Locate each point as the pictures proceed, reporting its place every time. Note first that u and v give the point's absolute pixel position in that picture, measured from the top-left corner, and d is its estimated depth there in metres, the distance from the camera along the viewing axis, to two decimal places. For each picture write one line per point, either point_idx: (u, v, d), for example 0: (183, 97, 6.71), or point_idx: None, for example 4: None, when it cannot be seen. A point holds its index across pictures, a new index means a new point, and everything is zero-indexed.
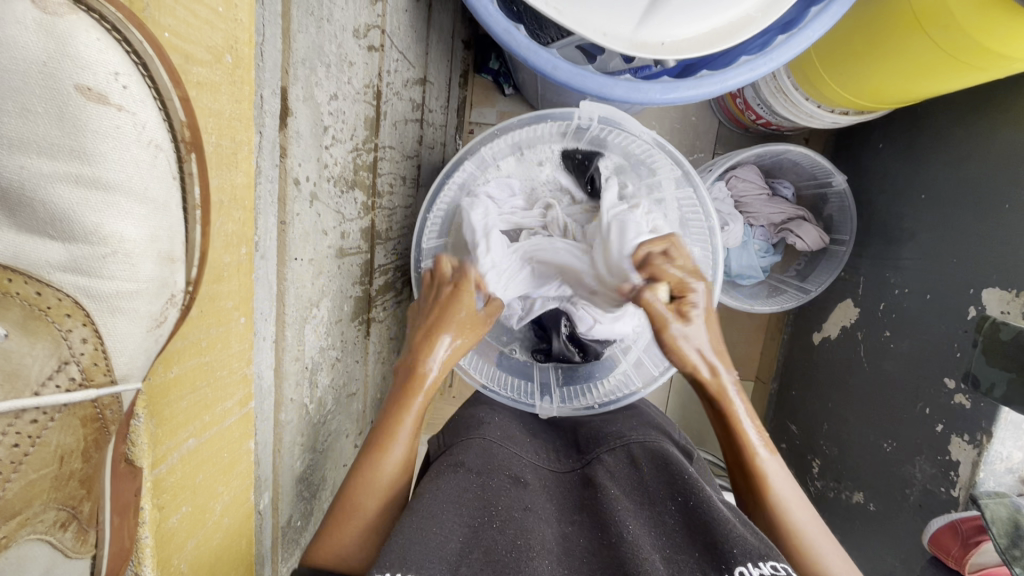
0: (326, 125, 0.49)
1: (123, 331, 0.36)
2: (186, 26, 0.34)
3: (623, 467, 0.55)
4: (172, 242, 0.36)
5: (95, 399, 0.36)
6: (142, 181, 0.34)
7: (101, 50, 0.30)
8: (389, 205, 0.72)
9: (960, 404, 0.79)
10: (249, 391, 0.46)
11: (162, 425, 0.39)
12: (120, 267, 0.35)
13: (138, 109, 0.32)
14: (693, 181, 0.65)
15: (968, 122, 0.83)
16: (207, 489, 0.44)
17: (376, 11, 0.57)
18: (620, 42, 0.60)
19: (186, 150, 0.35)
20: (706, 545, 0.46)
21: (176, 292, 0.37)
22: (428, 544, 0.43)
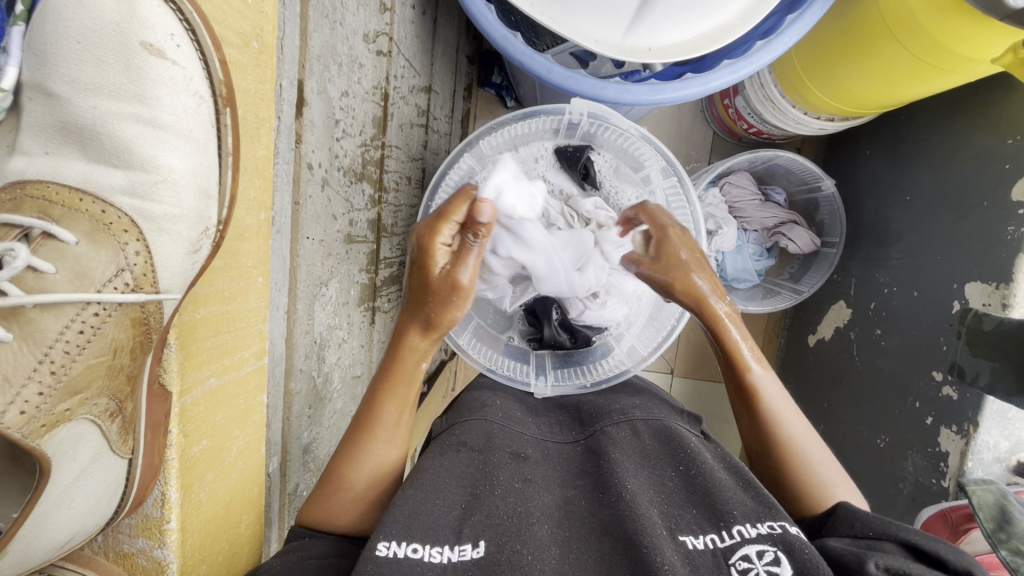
0: (337, 118, 0.53)
1: (167, 250, 0.41)
2: (222, 12, 0.40)
3: (625, 435, 0.57)
4: (210, 179, 0.41)
5: (143, 304, 0.40)
6: (188, 123, 0.39)
7: (158, 12, 0.37)
8: (395, 201, 0.77)
9: (948, 395, 0.81)
10: (264, 345, 0.49)
11: (189, 359, 0.44)
12: (168, 193, 0.40)
13: (187, 64, 0.38)
14: (678, 171, 0.69)
15: (946, 126, 0.87)
16: (225, 430, 0.48)
17: (385, 19, 0.63)
18: (610, 47, 0.65)
19: (223, 104, 0.40)
20: (707, 504, 0.48)
21: (209, 226, 0.42)
22: (426, 515, 0.46)
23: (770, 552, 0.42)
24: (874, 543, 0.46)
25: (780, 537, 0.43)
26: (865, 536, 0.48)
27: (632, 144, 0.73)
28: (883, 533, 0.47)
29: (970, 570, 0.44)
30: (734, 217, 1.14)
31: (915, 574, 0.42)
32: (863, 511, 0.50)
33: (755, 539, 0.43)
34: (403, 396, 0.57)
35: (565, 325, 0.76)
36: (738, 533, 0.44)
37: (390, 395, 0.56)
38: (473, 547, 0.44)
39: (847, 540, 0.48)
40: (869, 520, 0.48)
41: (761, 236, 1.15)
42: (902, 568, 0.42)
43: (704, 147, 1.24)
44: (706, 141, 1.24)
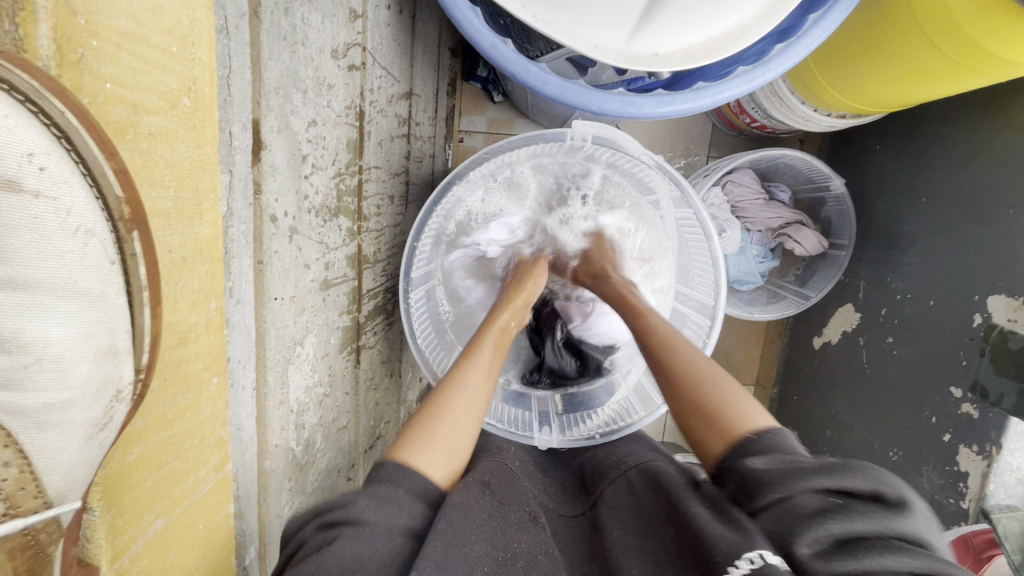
0: (304, 154, 0.46)
1: (55, 446, 0.30)
2: (132, 74, 0.31)
3: (622, 495, 0.52)
4: (114, 334, 0.32)
5: (27, 528, 0.30)
6: (72, 274, 0.29)
7: (9, 127, 0.26)
8: (377, 225, 0.69)
9: (967, 413, 0.78)
10: (224, 454, 0.43)
11: (122, 514, 0.36)
12: (47, 375, 0.29)
13: (60, 192, 0.28)
14: (692, 203, 0.61)
15: (967, 126, 0.82)
16: (180, 566, 0.41)
17: (356, 27, 0.55)
18: (612, 55, 0.58)
19: (127, 228, 0.31)
20: (718, 565, 0.41)
21: (122, 386, 0.33)
22: (457, 572, 0.39)
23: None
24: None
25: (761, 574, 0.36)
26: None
27: (643, 172, 0.64)
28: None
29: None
30: (738, 219, 1.08)
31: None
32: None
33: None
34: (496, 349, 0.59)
35: (567, 348, 0.75)
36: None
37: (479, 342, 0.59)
38: None
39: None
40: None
41: (766, 237, 1.09)
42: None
43: (704, 141, 1.18)
44: (706, 135, 1.17)
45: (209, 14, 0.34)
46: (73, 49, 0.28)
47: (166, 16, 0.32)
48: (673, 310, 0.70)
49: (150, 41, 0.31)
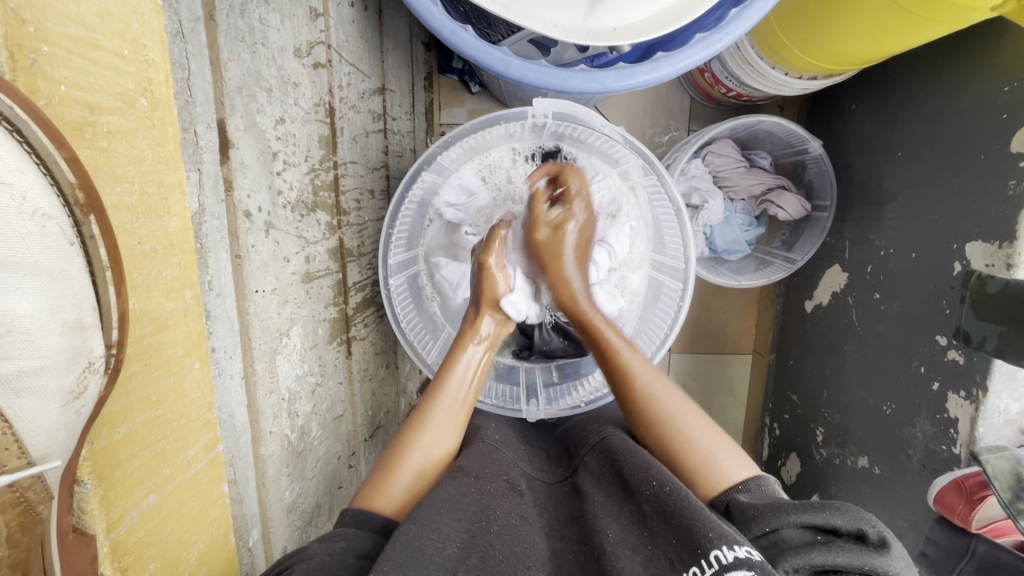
0: (274, 151, 0.47)
1: (36, 411, 0.30)
2: (86, 76, 0.32)
3: (598, 464, 0.56)
4: (81, 309, 0.31)
5: (14, 484, 0.29)
6: (31, 253, 0.29)
7: None
8: (359, 220, 0.71)
9: (953, 360, 0.79)
10: (214, 435, 0.45)
11: (114, 487, 0.37)
12: (18, 346, 0.29)
13: (16, 179, 0.28)
14: (658, 169, 0.65)
15: (935, 76, 0.82)
16: (178, 540, 0.43)
17: (319, 26, 0.56)
18: (571, 32, 0.59)
19: (84, 213, 0.31)
20: (680, 530, 0.44)
21: (93, 358, 0.32)
22: (425, 549, 0.43)
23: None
24: (773, 536, 0.45)
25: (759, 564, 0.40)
26: (764, 533, 0.46)
27: (611, 148, 0.67)
28: (777, 523, 0.46)
29: (856, 528, 0.45)
30: (720, 189, 1.09)
31: (817, 566, 0.43)
32: (752, 501, 0.49)
33: (733, 565, 0.40)
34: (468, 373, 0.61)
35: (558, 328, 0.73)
36: (715, 560, 0.40)
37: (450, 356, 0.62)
38: None
39: (751, 540, 0.46)
40: (761, 515, 0.47)
41: (749, 205, 1.10)
42: (806, 565, 0.43)
43: (683, 115, 1.18)
44: (685, 109, 1.18)
45: (158, 17, 0.35)
46: (24, 54, 0.29)
47: (114, 20, 0.33)
48: (652, 278, 0.71)
49: (102, 45, 0.32)
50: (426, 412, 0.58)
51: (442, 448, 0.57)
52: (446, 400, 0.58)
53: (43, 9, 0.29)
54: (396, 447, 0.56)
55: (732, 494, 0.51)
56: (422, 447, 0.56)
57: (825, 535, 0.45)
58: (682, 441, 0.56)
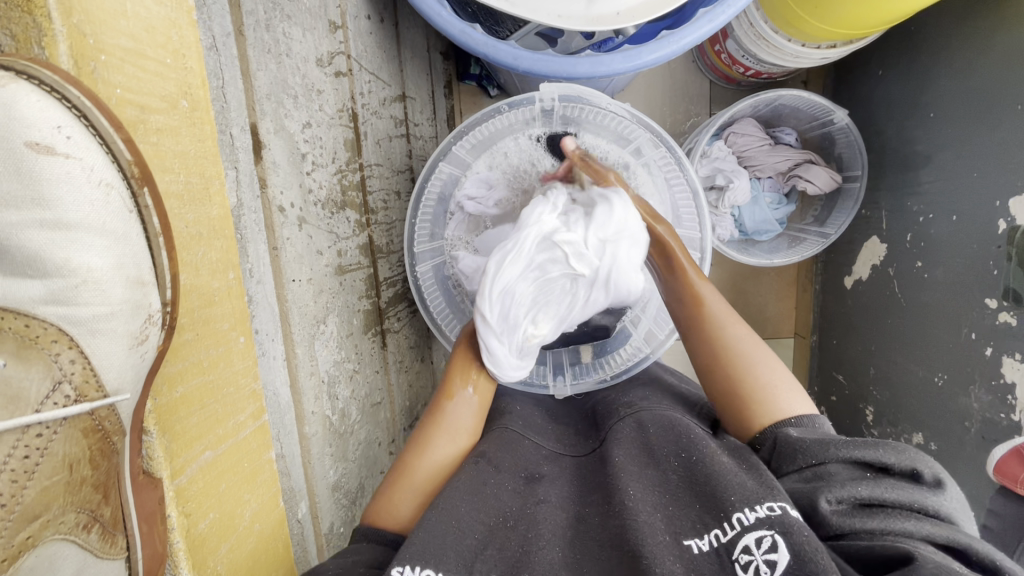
0: (303, 152, 0.52)
1: (105, 349, 0.37)
2: (137, 80, 0.37)
3: (630, 426, 0.57)
4: (140, 267, 0.38)
5: (91, 411, 0.37)
6: (99, 217, 0.36)
7: (42, 108, 0.33)
8: (387, 219, 0.75)
9: (1005, 322, 0.76)
10: (260, 404, 0.49)
11: (177, 440, 0.42)
12: (92, 294, 0.36)
13: (84, 154, 0.35)
14: (668, 142, 0.67)
15: (963, 32, 0.80)
16: (233, 497, 0.47)
17: (338, 38, 0.60)
18: (575, 20, 0.61)
19: (139, 185, 0.36)
20: (707, 494, 0.47)
21: (152, 312, 0.38)
22: (444, 537, 0.46)
23: (768, 537, 0.41)
24: (819, 469, 0.47)
25: (780, 520, 0.42)
26: (809, 465, 0.47)
27: (620, 125, 0.69)
28: (825, 457, 0.47)
29: (910, 467, 0.45)
30: (745, 167, 1.08)
31: (862, 499, 0.44)
32: (801, 434, 0.50)
33: (754, 526, 0.42)
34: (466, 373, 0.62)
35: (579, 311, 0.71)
36: (738, 522, 0.43)
37: (454, 376, 0.62)
38: None
39: (795, 475, 0.48)
40: (808, 448, 0.48)
41: (777, 182, 1.08)
42: (850, 497, 0.44)
43: (702, 99, 1.18)
44: (703, 92, 1.17)
45: (195, 30, 0.40)
46: (87, 62, 0.34)
47: (157, 33, 0.37)
48: None
49: (149, 55, 0.37)
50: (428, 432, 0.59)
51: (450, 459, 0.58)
52: (449, 422, 0.59)
53: (99, 24, 0.34)
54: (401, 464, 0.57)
55: (781, 429, 0.51)
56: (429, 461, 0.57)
57: (874, 472, 0.45)
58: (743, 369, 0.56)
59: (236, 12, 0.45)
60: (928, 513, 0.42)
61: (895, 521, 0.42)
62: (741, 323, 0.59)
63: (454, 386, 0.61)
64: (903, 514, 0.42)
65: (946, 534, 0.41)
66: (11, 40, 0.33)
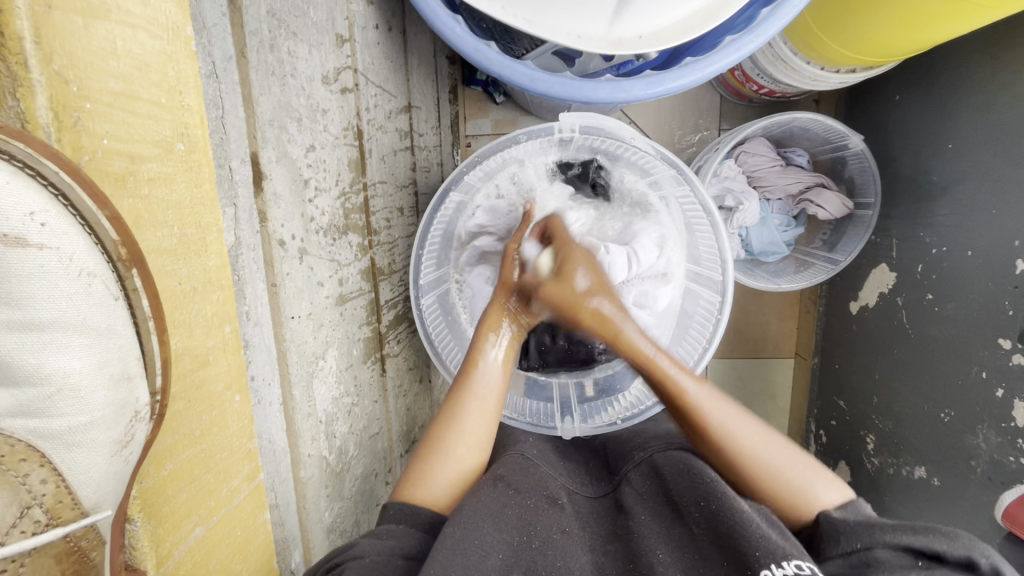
0: (305, 178, 0.48)
1: (85, 462, 0.33)
2: (126, 128, 0.33)
3: (644, 476, 0.56)
4: (124, 361, 0.34)
5: (66, 534, 0.34)
6: (79, 312, 0.31)
7: (12, 192, 0.28)
8: (389, 238, 0.72)
9: (1018, 365, 0.74)
10: (255, 464, 0.46)
11: (163, 524, 0.39)
12: (67, 403, 0.32)
13: (61, 243, 0.30)
14: (689, 178, 0.64)
15: (986, 65, 0.78)
16: (225, 570, 0.44)
17: (345, 52, 0.56)
18: (596, 42, 0.58)
19: (127, 267, 0.32)
20: (732, 553, 0.45)
21: (139, 408, 0.35)
22: (471, 559, 0.44)
23: None
24: (864, 555, 0.44)
25: None
26: (855, 550, 0.45)
27: (642, 158, 0.66)
28: (870, 542, 0.44)
29: (964, 557, 0.42)
30: (755, 189, 1.05)
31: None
32: (843, 519, 0.48)
33: None
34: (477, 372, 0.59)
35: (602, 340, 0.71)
36: None
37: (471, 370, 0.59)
38: None
39: (839, 559, 0.45)
40: (852, 533, 0.46)
41: (787, 204, 1.06)
42: None
43: (713, 115, 1.15)
44: (715, 108, 1.15)
45: (193, 62, 0.36)
46: (68, 113, 0.30)
47: (151, 71, 0.34)
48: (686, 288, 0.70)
49: (141, 95, 0.33)
50: (457, 404, 0.57)
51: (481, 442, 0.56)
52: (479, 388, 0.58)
53: (83, 67, 0.30)
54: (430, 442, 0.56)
55: (826, 512, 0.50)
56: (460, 440, 0.55)
57: (925, 561, 0.42)
58: (740, 454, 0.54)
59: (238, 31, 0.41)
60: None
61: None
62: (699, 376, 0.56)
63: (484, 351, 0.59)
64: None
65: None
66: None
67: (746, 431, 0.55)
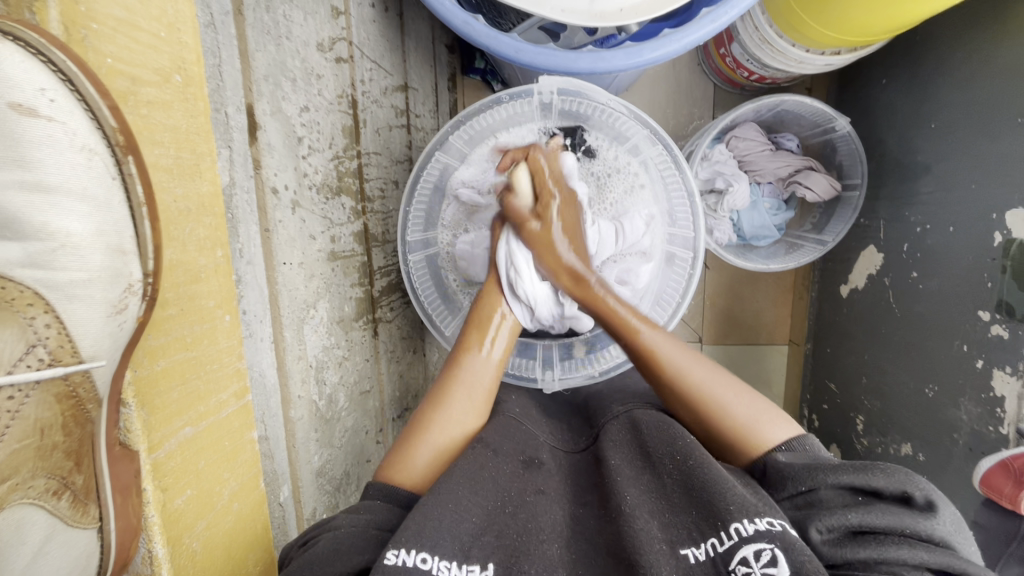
0: (299, 136, 0.51)
1: (83, 316, 0.38)
2: (129, 51, 0.37)
3: (619, 429, 0.59)
4: (121, 236, 0.38)
5: (65, 376, 0.38)
6: (80, 182, 0.37)
7: (27, 70, 0.33)
8: (383, 208, 0.75)
9: (997, 335, 0.76)
10: (244, 383, 0.49)
11: (156, 414, 0.42)
12: (71, 258, 0.37)
13: (67, 118, 0.35)
14: (665, 141, 0.67)
15: (965, 45, 0.80)
16: (211, 475, 0.47)
17: (340, 23, 0.59)
18: (578, 15, 0.60)
19: (123, 153, 0.37)
20: (705, 502, 0.46)
21: (132, 282, 0.39)
22: (445, 521, 0.46)
23: (768, 550, 0.40)
24: (810, 495, 0.47)
25: (780, 535, 0.41)
26: (800, 491, 0.48)
27: (620, 123, 0.69)
28: (814, 483, 0.47)
29: (900, 491, 0.45)
30: (745, 172, 1.07)
31: (853, 526, 0.44)
32: (790, 460, 0.50)
33: (754, 538, 0.41)
34: (464, 390, 0.60)
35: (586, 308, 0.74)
36: (737, 532, 0.42)
37: (450, 386, 0.60)
38: (482, 569, 0.44)
39: (788, 501, 0.48)
40: (798, 475, 0.48)
41: (776, 187, 1.08)
42: (843, 525, 0.44)
43: (705, 102, 1.17)
44: (707, 95, 1.17)
45: (191, 5, 0.40)
46: (78, 29, 0.35)
47: (152, 6, 0.38)
48: (666, 252, 0.73)
49: (142, 27, 0.38)
50: (441, 399, 0.60)
51: (465, 426, 0.59)
52: (467, 378, 0.61)
53: None
54: (419, 420, 0.58)
55: (771, 454, 0.52)
56: (444, 421, 0.58)
57: (865, 497, 0.45)
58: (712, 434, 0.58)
59: None
60: (920, 540, 0.42)
61: (889, 550, 0.42)
62: (704, 360, 0.60)
63: (472, 343, 0.63)
64: (895, 542, 0.42)
65: (940, 560, 0.41)
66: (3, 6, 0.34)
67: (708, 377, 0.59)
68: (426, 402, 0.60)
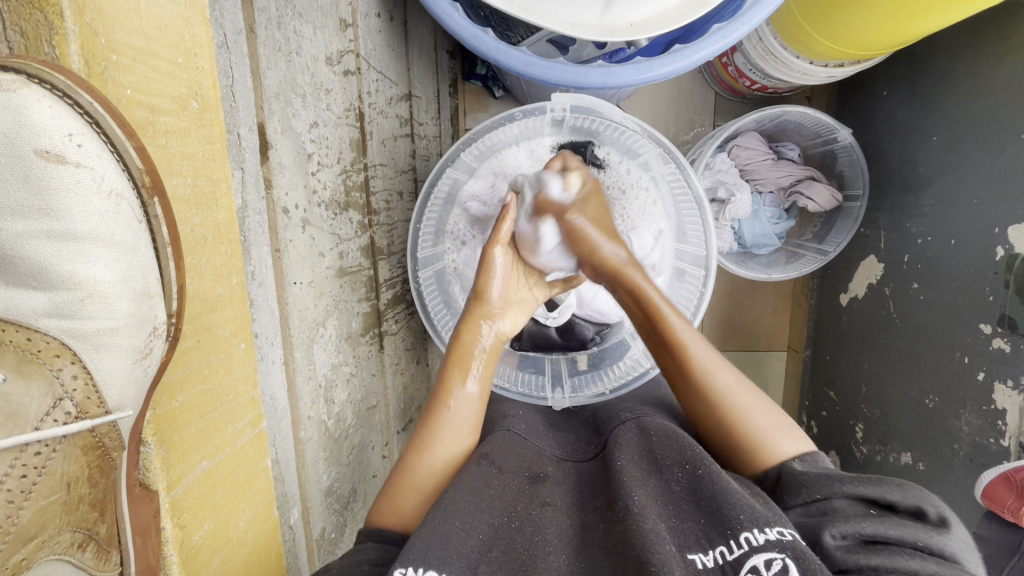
0: (309, 153, 0.51)
1: (110, 365, 0.38)
2: (148, 81, 0.36)
3: (630, 434, 0.59)
4: (147, 279, 0.38)
5: (92, 429, 0.38)
6: (108, 227, 0.36)
7: (55, 115, 0.32)
8: (389, 220, 0.74)
9: (998, 348, 0.77)
10: (258, 411, 0.49)
11: (173, 450, 0.42)
12: (98, 308, 0.37)
13: (94, 163, 0.34)
14: (677, 157, 0.67)
15: (968, 59, 0.80)
16: (228, 506, 0.47)
17: (348, 36, 0.59)
18: (588, 30, 0.59)
19: (149, 195, 0.36)
20: (713, 512, 0.47)
21: (157, 324, 0.38)
22: (450, 539, 0.46)
23: (778, 560, 0.41)
24: (823, 504, 0.48)
25: (792, 546, 0.42)
26: (814, 500, 0.48)
27: (631, 138, 0.69)
28: (829, 492, 0.48)
29: (914, 506, 0.46)
30: (747, 182, 1.07)
31: (866, 535, 0.44)
32: (806, 468, 0.51)
33: (764, 548, 0.42)
34: (450, 428, 0.58)
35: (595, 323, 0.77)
36: (746, 542, 0.43)
37: (437, 430, 0.58)
38: None
39: (799, 508, 0.49)
40: (813, 483, 0.49)
41: (777, 197, 1.08)
42: (855, 533, 0.45)
43: (706, 110, 1.17)
44: (709, 103, 1.17)
45: (207, 29, 0.40)
46: (98, 63, 0.34)
47: (170, 32, 0.37)
48: (675, 266, 0.73)
49: (160, 54, 0.37)
50: (428, 430, 0.58)
51: (454, 458, 0.57)
52: (452, 415, 0.59)
53: (110, 22, 0.34)
54: (407, 462, 0.57)
55: (786, 463, 0.52)
56: (433, 459, 0.56)
57: (879, 509, 0.46)
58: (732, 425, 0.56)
59: (247, 8, 0.44)
60: (932, 553, 0.43)
61: (900, 559, 0.42)
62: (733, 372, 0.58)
63: (454, 380, 0.60)
64: (907, 553, 0.43)
65: (952, 573, 0.41)
66: (21, 39, 0.33)
67: (748, 400, 0.56)
68: (414, 445, 0.58)
